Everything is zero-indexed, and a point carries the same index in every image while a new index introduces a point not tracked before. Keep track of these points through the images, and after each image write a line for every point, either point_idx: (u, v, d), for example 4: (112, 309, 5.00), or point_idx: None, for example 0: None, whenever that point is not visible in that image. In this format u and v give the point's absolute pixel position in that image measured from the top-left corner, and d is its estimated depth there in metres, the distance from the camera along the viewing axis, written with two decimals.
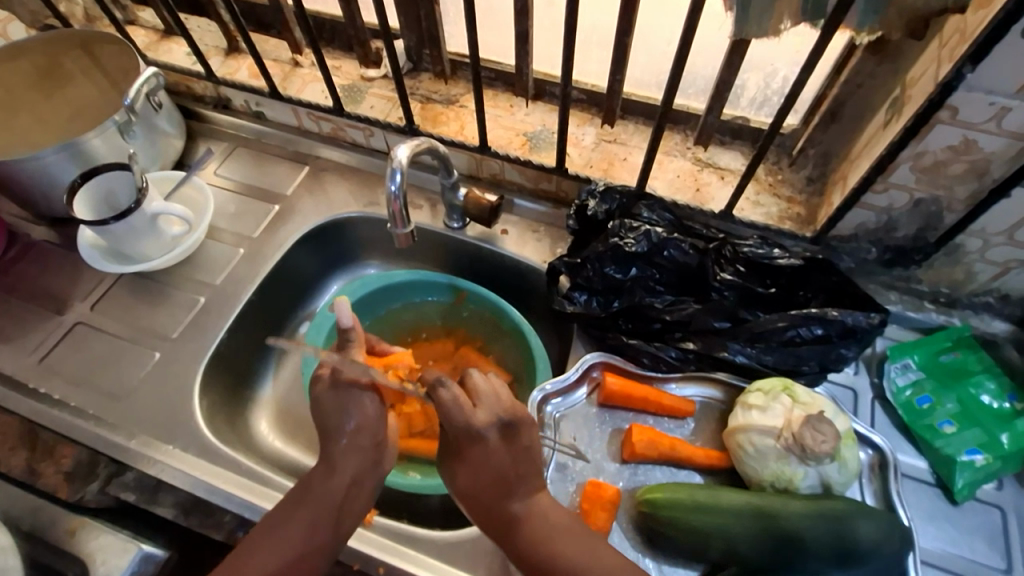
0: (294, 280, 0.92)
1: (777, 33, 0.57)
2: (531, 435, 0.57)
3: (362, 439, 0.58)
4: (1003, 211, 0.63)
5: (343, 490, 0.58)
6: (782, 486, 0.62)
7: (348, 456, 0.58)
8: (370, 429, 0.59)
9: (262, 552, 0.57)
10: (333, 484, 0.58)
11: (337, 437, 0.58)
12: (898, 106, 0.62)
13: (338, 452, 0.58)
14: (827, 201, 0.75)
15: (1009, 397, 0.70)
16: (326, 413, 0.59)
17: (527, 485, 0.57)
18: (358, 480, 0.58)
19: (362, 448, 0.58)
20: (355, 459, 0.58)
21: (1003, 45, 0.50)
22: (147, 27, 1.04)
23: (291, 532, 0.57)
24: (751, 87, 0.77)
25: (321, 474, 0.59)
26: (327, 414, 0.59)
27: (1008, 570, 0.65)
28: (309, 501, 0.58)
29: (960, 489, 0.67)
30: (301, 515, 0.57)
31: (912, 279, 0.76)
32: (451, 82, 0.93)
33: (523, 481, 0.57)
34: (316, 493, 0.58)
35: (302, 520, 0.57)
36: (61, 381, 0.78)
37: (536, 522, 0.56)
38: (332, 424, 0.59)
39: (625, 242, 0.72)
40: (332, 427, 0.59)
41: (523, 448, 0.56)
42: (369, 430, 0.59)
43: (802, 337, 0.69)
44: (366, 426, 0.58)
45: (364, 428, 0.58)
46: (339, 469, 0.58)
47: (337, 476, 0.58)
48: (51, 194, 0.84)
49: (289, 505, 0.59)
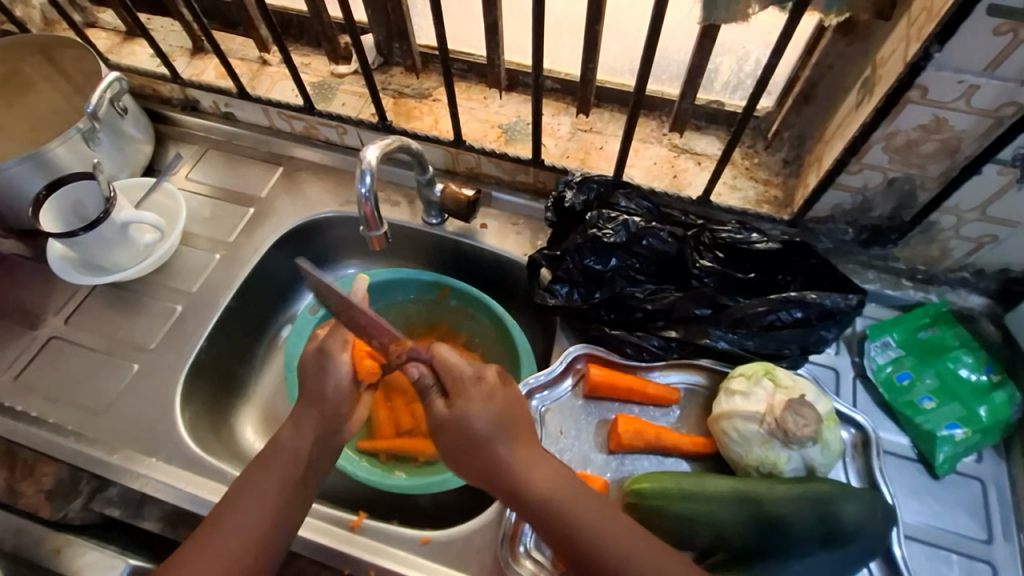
0: (272, 282, 0.91)
1: (746, 18, 0.56)
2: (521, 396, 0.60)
3: (330, 405, 0.61)
4: (974, 188, 0.63)
5: (310, 450, 0.60)
6: (767, 471, 0.63)
7: (313, 420, 0.61)
8: (334, 402, 0.61)
9: (233, 517, 0.56)
10: (300, 441, 0.60)
11: (312, 404, 0.61)
12: (870, 86, 0.61)
13: (308, 414, 0.61)
14: (804, 182, 0.75)
15: (986, 370, 0.71)
16: (307, 376, 0.63)
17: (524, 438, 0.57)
18: (320, 447, 0.60)
19: (330, 415, 0.61)
20: (320, 420, 0.61)
21: (970, 24, 0.50)
22: (109, 29, 1.01)
23: (260, 491, 0.57)
24: (724, 71, 0.76)
25: (288, 435, 0.60)
26: (308, 378, 0.63)
27: (988, 540, 0.66)
28: (277, 459, 0.59)
29: (941, 463, 0.68)
30: (269, 471, 0.58)
31: (889, 258, 0.77)
32: (423, 75, 0.92)
33: (513, 434, 0.56)
34: (286, 454, 0.59)
35: (270, 479, 0.58)
36: (38, 397, 0.77)
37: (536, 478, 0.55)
38: (310, 391, 0.62)
39: (604, 233, 0.72)
40: (308, 390, 0.62)
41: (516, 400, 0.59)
42: (338, 403, 0.61)
43: (782, 321, 0.69)
44: (335, 397, 0.61)
45: (337, 399, 0.61)
46: (305, 428, 0.60)
47: (302, 436, 0.60)
48: (16, 206, 0.82)
49: (257, 467, 0.59)
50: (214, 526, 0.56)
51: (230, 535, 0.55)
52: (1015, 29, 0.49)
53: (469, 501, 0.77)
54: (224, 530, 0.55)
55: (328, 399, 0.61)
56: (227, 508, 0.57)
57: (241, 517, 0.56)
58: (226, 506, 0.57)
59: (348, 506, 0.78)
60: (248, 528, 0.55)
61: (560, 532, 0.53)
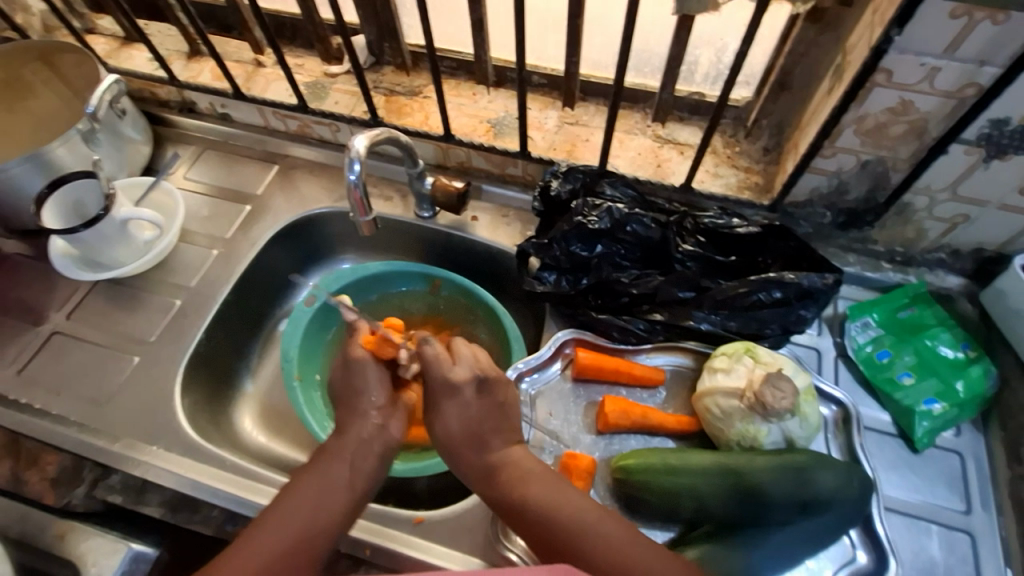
0: (270, 277, 0.93)
1: (717, 7, 0.59)
2: (504, 391, 0.61)
3: (363, 402, 0.61)
4: (943, 167, 0.65)
5: (355, 454, 0.59)
6: (748, 444, 0.65)
7: (356, 422, 0.61)
8: (366, 394, 0.62)
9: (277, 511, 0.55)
10: (339, 448, 0.59)
11: (354, 402, 0.62)
12: (840, 71, 0.64)
13: (351, 412, 0.62)
14: (782, 168, 0.77)
15: (963, 347, 0.73)
16: (337, 376, 0.64)
17: (507, 436, 0.60)
18: (361, 453, 0.59)
19: (364, 411, 0.61)
20: (355, 423, 0.61)
21: (927, 7, 0.52)
22: (108, 34, 1.04)
23: (303, 505, 0.55)
24: (703, 63, 0.78)
25: (333, 438, 0.61)
26: (338, 377, 0.63)
27: (966, 510, 0.68)
28: (321, 463, 0.58)
29: (920, 437, 0.70)
30: (314, 481, 0.57)
31: (867, 240, 0.79)
32: (413, 73, 0.94)
33: (497, 432, 0.60)
34: (335, 456, 0.59)
35: (314, 488, 0.57)
36: (41, 391, 0.79)
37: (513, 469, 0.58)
38: (344, 388, 0.63)
39: (589, 220, 0.74)
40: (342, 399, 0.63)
41: (496, 402, 0.60)
42: (371, 394, 0.62)
43: (762, 301, 0.71)
44: (365, 389, 0.62)
45: (369, 393, 0.62)
46: (348, 431, 0.61)
47: (346, 441, 0.60)
48: (20, 205, 0.84)
49: (305, 474, 0.58)
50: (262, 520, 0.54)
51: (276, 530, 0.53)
52: (970, 11, 0.52)
53: (463, 484, 0.79)
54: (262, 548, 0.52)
55: (365, 399, 0.62)
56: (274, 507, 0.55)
57: (286, 514, 0.54)
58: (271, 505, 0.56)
59: None
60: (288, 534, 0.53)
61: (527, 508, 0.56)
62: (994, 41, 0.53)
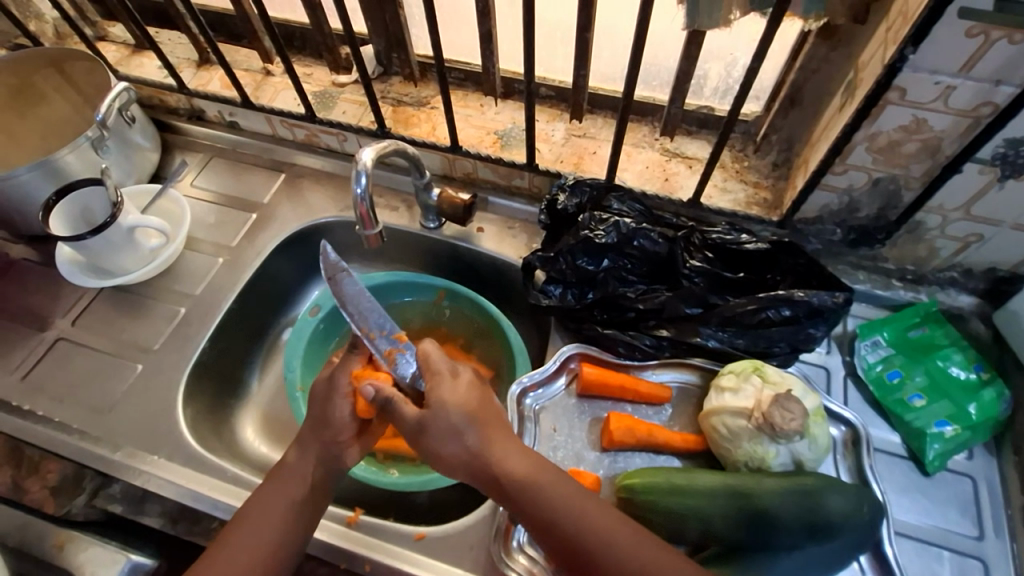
0: (275, 286, 0.93)
1: (727, 23, 0.59)
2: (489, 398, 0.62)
3: (331, 432, 0.63)
4: (956, 187, 0.64)
5: (315, 471, 0.62)
6: (756, 466, 0.64)
7: (317, 441, 0.63)
8: (337, 427, 0.63)
9: (244, 527, 0.59)
10: (305, 466, 0.62)
11: (319, 425, 0.63)
12: (853, 88, 0.63)
13: (313, 433, 0.63)
14: (792, 184, 0.76)
15: (976, 368, 0.72)
16: (314, 401, 0.65)
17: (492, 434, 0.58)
18: (322, 472, 0.62)
19: (330, 442, 0.63)
20: (320, 445, 0.63)
21: (942, 25, 0.51)
22: (119, 42, 1.04)
23: (265, 524, 0.59)
24: (712, 77, 0.78)
25: (294, 455, 0.63)
26: (315, 402, 0.64)
27: (979, 537, 0.67)
28: (285, 480, 0.61)
29: (931, 460, 0.69)
30: (277, 497, 0.60)
31: (878, 258, 0.78)
32: (421, 84, 0.94)
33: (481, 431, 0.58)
34: (292, 472, 0.62)
35: (275, 505, 0.60)
36: (44, 397, 0.79)
37: (511, 470, 0.56)
38: (317, 411, 0.64)
39: (595, 234, 0.74)
40: (314, 413, 0.64)
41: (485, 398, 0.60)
42: (342, 426, 0.63)
43: (771, 319, 0.70)
44: (340, 421, 0.63)
45: (339, 425, 0.63)
46: (308, 450, 0.63)
47: (306, 459, 0.62)
48: (28, 212, 0.85)
49: (264, 488, 0.61)
50: (229, 534, 0.59)
51: (242, 546, 0.57)
52: (987, 31, 0.51)
53: (465, 499, 0.78)
54: (221, 565, 0.56)
55: (330, 426, 0.63)
56: (238, 525, 0.59)
57: (251, 532, 0.58)
58: (238, 520, 0.59)
59: (344, 504, 0.79)
60: (253, 550, 0.57)
61: (528, 513, 0.55)
62: (1011, 60, 0.52)
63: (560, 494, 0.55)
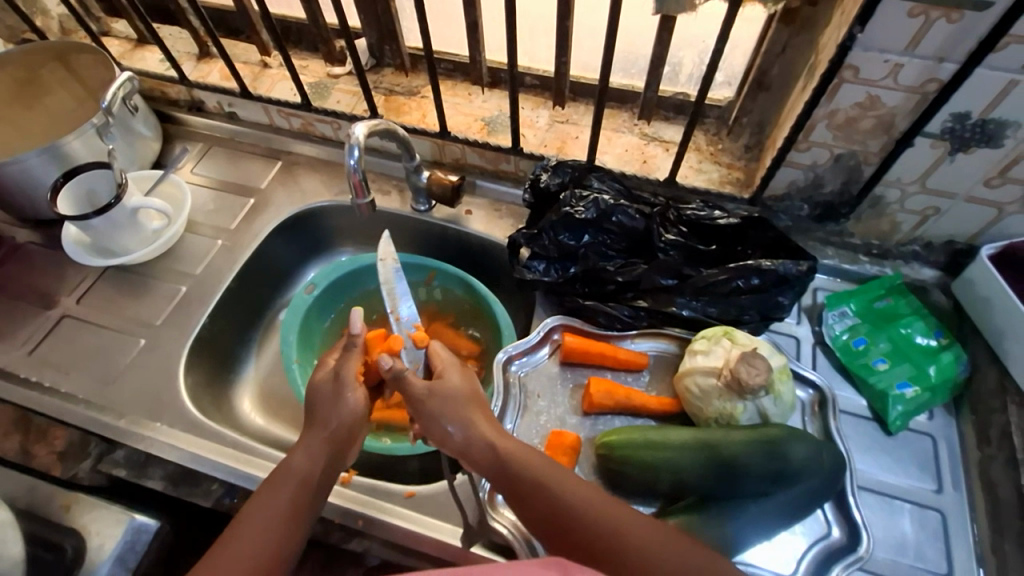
0: (272, 268, 0.97)
1: (693, 8, 0.63)
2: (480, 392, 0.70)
3: (337, 432, 0.66)
4: (911, 160, 0.69)
5: (318, 471, 0.63)
6: (725, 422, 0.68)
7: (322, 441, 0.65)
8: (348, 423, 0.66)
9: (250, 525, 0.58)
10: (307, 467, 0.63)
11: (324, 424, 0.66)
12: (812, 69, 0.67)
13: (318, 435, 0.65)
14: (762, 163, 0.81)
15: (936, 334, 0.76)
16: (318, 403, 0.67)
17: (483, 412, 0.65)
18: (323, 473, 0.63)
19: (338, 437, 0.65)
20: (326, 447, 0.64)
21: (886, 6, 0.56)
22: (121, 37, 1.09)
23: (269, 519, 0.59)
24: (686, 64, 0.83)
25: (297, 457, 0.63)
26: (321, 401, 0.67)
27: (938, 490, 0.71)
28: (286, 480, 0.62)
29: (893, 420, 0.73)
30: (279, 496, 0.61)
31: (845, 233, 0.82)
32: (412, 74, 0.99)
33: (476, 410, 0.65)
34: (293, 474, 0.62)
35: (279, 503, 0.60)
36: (51, 370, 0.83)
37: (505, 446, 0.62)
38: (322, 411, 0.67)
39: (576, 210, 0.78)
40: (318, 415, 0.66)
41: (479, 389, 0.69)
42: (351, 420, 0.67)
43: (740, 288, 0.75)
44: (349, 418, 0.66)
45: (344, 423, 0.66)
46: (313, 452, 0.64)
47: (311, 460, 0.63)
48: (35, 196, 0.88)
49: (267, 490, 0.61)
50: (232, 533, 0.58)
51: (249, 540, 0.57)
52: (926, 11, 0.55)
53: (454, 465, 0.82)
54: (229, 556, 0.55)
55: (333, 426, 0.66)
56: (241, 523, 0.59)
57: (258, 527, 0.58)
58: (240, 520, 0.59)
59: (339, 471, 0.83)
60: (261, 543, 0.57)
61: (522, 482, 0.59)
62: (950, 38, 0.57)
63: (565, 482, 0.59)
